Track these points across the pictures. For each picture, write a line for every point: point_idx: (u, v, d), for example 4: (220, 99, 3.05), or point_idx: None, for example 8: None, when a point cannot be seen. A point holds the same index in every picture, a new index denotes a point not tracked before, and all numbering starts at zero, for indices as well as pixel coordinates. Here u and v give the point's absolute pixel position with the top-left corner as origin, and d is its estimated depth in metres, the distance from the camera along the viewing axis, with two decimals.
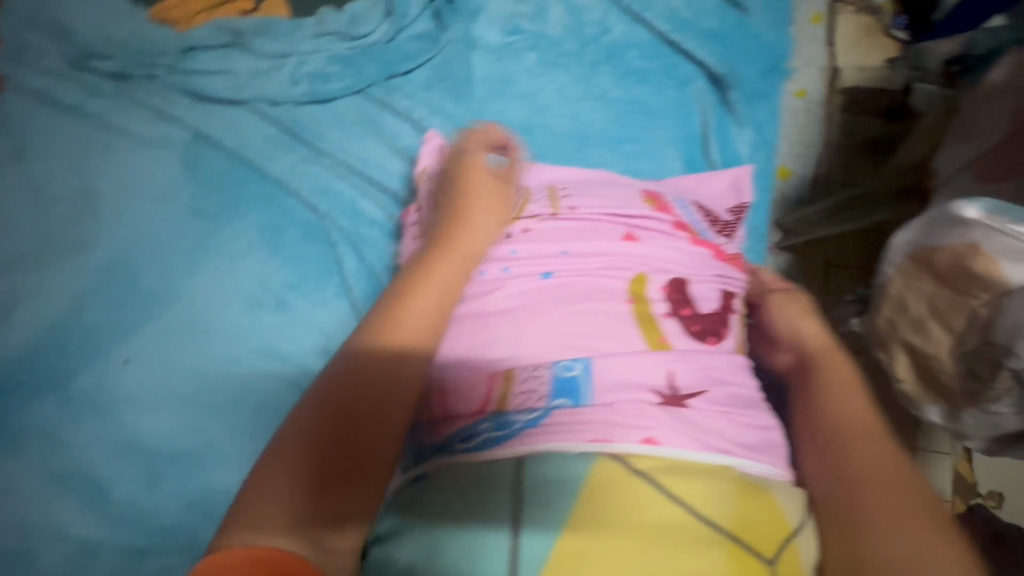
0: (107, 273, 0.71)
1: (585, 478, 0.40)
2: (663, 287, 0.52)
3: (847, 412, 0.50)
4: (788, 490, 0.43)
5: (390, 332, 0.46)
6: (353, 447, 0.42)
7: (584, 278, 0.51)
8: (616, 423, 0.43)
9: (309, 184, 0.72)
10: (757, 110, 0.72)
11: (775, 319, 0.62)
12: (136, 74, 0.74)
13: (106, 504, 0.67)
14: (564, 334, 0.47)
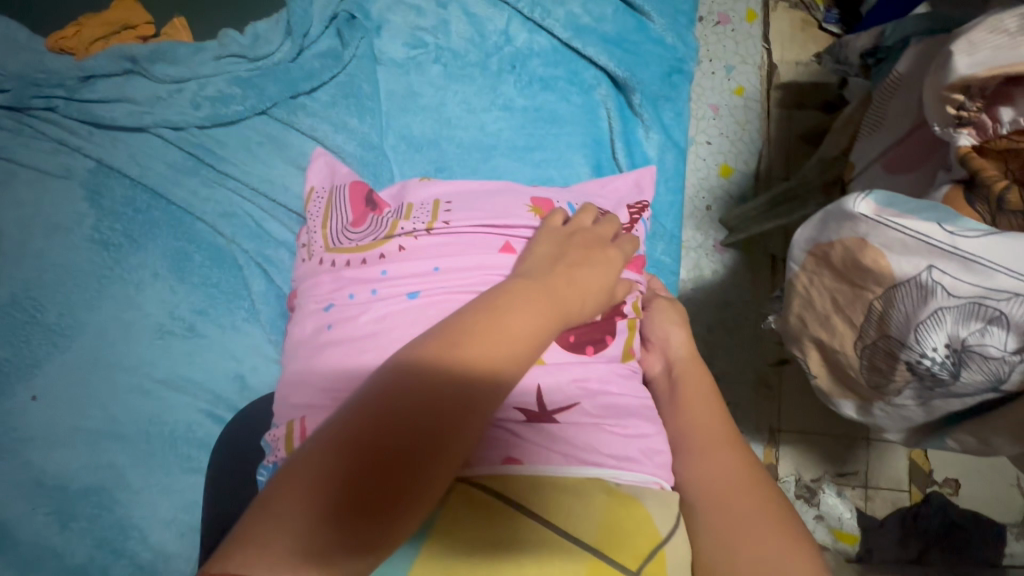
0: (7, 308, 0.69)
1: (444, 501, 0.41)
2: None
3: (703, 417, 0.54)
4: (658, 498, 0.45)
5: (475, 353, 0.42)
6: (405, 477, 0.37)
7: (456, 297, 0.52)
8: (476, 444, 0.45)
9: (215, 208, 0.71)
10: (662, 112, 0.72)
11: (651, 327, 0.62)
12: (32, 103, 0.72)
13: (12, 548, 0.65)
14: None
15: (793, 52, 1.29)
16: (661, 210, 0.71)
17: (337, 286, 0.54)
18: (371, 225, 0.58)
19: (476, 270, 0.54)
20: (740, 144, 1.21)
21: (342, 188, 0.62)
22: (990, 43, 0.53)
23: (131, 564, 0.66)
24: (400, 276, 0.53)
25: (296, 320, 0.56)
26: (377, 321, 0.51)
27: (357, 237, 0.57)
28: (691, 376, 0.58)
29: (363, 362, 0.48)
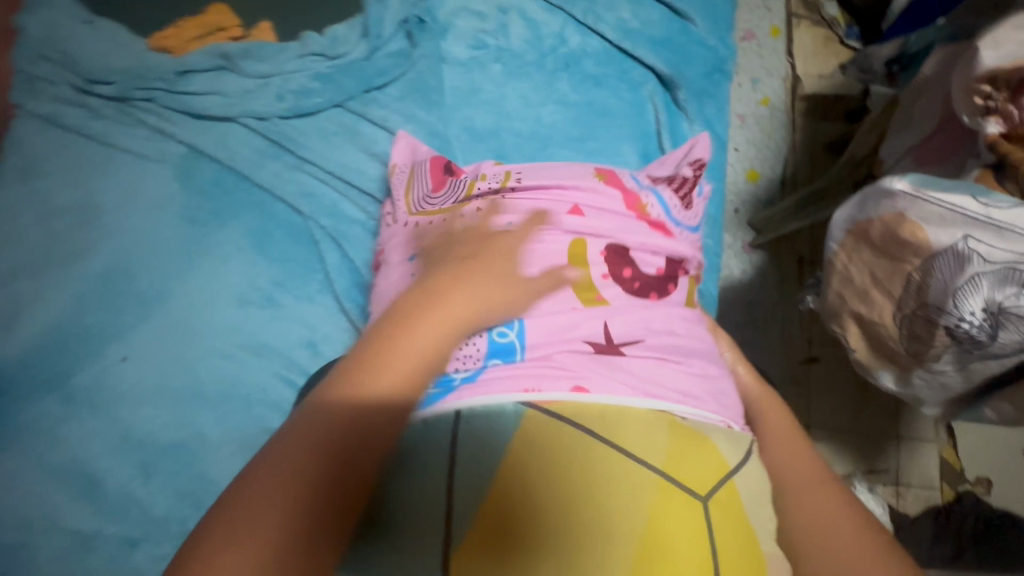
0: (103, 277, 0.76)
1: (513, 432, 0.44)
2: (603, 252, 0.57)
3: (787, 458, 0.54)
4: (723, 434, 0.49)
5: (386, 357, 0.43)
6: (351, 479, 0.40)
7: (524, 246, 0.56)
8: (547, 377, 0.48)
9: (295, 189, 0.78)
10: (705, 107, 0.78)
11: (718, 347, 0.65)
12: (134, 96, 0.80)
13: (102, 496, 0.71)
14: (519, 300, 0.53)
15: (817, 66, 1.35)
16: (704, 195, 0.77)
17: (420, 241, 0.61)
18: (450, 193, 0.64)
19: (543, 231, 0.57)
20: (766, 150, 1.27)
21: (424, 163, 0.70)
22: (1014, 40, 0.61)
23: None
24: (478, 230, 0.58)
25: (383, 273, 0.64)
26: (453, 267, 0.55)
27: (438, 202, 0.65)
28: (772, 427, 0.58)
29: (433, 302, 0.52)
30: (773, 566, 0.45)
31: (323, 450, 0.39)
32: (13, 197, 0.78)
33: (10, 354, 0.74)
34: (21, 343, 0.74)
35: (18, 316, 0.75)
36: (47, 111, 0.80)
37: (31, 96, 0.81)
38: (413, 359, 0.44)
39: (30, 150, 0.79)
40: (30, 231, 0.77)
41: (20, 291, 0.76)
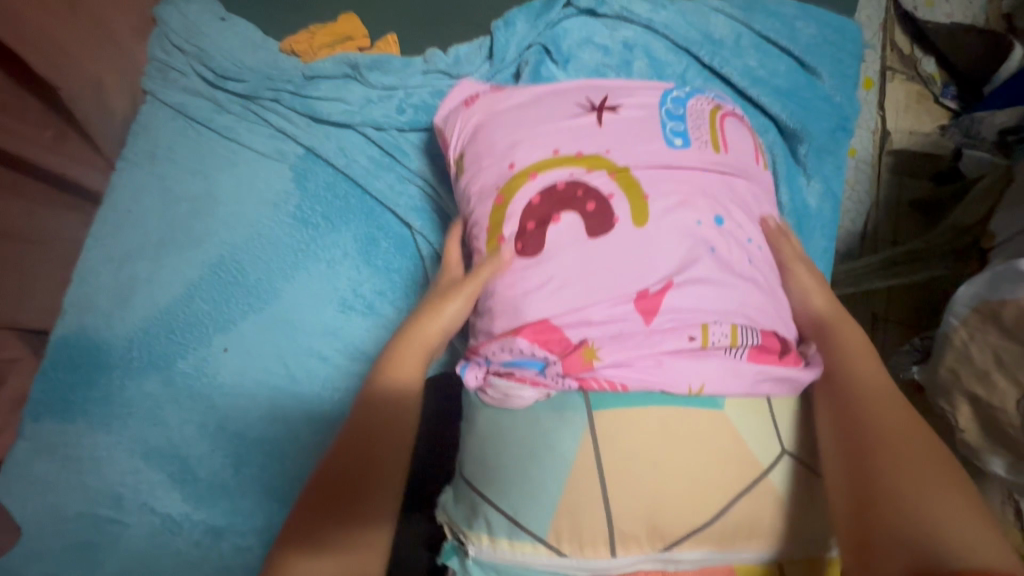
0: (214, 266, 0.79)
1: (575, 439, 0.48)
2: (518, 157, 0.61)
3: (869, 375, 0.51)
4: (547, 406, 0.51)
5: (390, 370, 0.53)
6: (359, 486, 0.47)
7: (581, 142, 0.61)
8: (572, 253, 0.55)
9: (406, 202, 0.79)
10: (824, 164, 0.77)
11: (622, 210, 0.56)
12: (262, 95, 0.82)
13: (192, 482, 0.73)
14: (666, 159, 0.60)
15: (907, 122, 1.31)
16: (816, 253, 0.76)
17: (484, 118, 0.68)
18: (469, 121, 0.69)
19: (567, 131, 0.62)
20: (848, 203, 1.24)
21: (457, 117, 0.71)
22: None
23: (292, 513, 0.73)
24: (508, 130, 0.64)
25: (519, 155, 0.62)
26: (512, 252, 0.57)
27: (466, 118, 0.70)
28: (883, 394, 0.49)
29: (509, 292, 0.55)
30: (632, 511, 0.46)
31: (341, 450, 0.48)
32: (137, 182, 0.82)
33: (120, 331, 0.77)
34: (131, 322, 0.77)
35: (130, 297, 0.78)
36: (177, 101, 0.84)
37: (162, 85, 0.85)
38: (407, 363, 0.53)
39: (158, 139, 0.83)
40: (152, 215, 0.81)
41: (135, 273, 0.79)
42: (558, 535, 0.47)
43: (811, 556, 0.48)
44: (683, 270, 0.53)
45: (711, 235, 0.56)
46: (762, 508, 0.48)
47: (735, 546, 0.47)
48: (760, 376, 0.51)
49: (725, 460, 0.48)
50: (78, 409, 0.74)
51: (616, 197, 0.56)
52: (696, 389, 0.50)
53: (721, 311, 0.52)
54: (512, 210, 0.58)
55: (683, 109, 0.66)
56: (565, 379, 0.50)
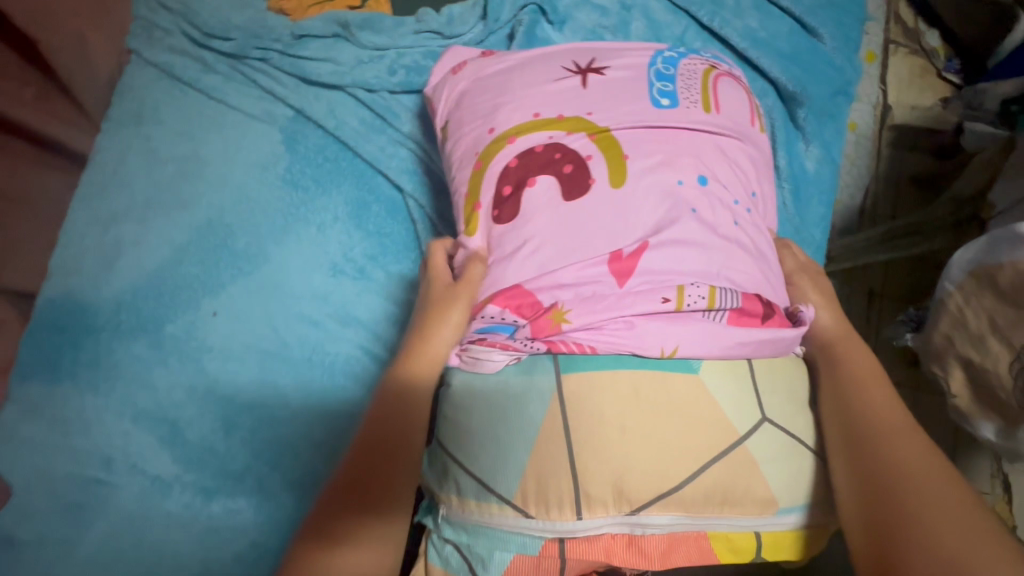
0: (202, 229, 0.77)
1: (540, 405, 0.46)
2: (499, 121, 0.58)
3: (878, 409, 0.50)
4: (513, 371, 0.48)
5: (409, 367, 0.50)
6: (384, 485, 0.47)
7: (564, 104, 0.58)
8: (550, 219, 0.52)
9: (397, 165, 0.77)
10: (824, 129, 0.76)
11: (601, 172, 0.53)
12: (250, 54, 0.81)
13: (182, 444, 0.73)
14: (650, 120, 0.57)
15: (909, 96, 1.29)
16: (813, 219, 0.75)
17: (471, 81, 0.64)
18: (457, 85, 0.65)
19: (552, 93, 0.59)
20: (847, 177, 1.22)
21: (444, 84, 0.67)
22: None
23: (283, 476, 0.72)
24: (491, 95, 0.61)
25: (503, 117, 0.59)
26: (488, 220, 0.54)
27: (452, 82, 0.66)
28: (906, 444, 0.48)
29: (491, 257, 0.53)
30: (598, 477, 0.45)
31: (365, 446, 0.48)
32: (122, 143, 0.80)
33: (107, 294, 0.76)
34: (119, 285, 0.76)
35: (116, 260, 0.77)
36: (161, 60, 0.82)
37: (146, 43, 0.82)
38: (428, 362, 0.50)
39: (142, 99, 0.81)
40: (138, 177, 0.79)
41: (121, 235, 0.77)
42: (524, 498, 0.46)
43: (774, 516, 0.48)
44: (659, 233, 0.51)
45: (693, 199, 0.53)
46: (745, 478, 0.47)
47: (702, 510, 0.46)
48: (737, 342, 0.50)
49: (699, 425, 0.47)
50: (67, 371, 0.74)
51: (594, 159, 0.54)
52: (667, 352, 0.48)
53: (697, 273, 0.50)
54: (490, 172, 0.55)
55: (674, 70, 0.62)
56: (534, 343, 0.49)
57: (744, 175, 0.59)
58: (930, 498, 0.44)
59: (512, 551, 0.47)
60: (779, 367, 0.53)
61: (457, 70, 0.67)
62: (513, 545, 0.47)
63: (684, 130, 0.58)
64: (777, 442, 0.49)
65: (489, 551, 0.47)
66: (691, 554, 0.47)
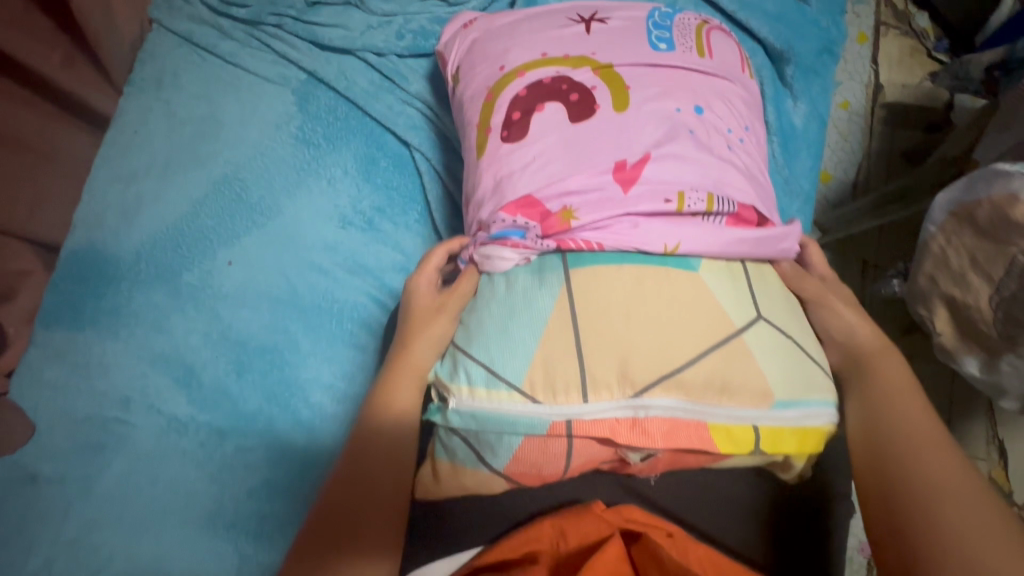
0: (219, 184, 0.81)
1: (552, 294, 0.52)
2: (512, 60, 0.63)
3: (909, 423, 0.50)
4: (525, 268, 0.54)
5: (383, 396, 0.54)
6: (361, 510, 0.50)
7: (571, 47, 0.63)
8: (558, 139, 0.57)
9: (404, 122, 0.81)
10: (811, 86, 0.80)
11: (606, 99, 0.58)
12: (267, 21, 0.86)
13: (196, 386, 0.76)
14: (648, 58, 0.62)
15: (901, 75, 1.33)
16: (802, 171, 0.78)
17: (480, 32, 0.70)
18: (468, 37, 0.71)
19: (559, 38, 0.64)
20: (840, 154, 1.26)
21: (457, 38, 0.72)
22: None
23: (293, 418, 0.75)
24: (500, 39, 0.66)
25: (511, 57, 0.63)
26: (504, 144, 0.58)
27: (462, 36, 0.71)
28: (951, 465, 0.47)
29: (504, 175, 0.57)
30: (599, 362, 0.49)
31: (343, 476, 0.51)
32: (144, 105, 0.84)
33: (128, 245, 0.79)
34: (140, 236, 0.80)
35: (137, 213, 0.80)
36: (182, 28, 0.87)
37: (168, 13, 0.87)
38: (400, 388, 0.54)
39: (163, 63, 0.86)
40: (158, 135, 0.83)
41: (142, 189, 0.81)
42: (533, 383, 0.49)
43: (772, 411, 0.50)
44: (660, 147, 0.56)
45: (688, 123, 0.58)
46: (739, 366, 0.51)
47: (702, 396, 0.50)
48: (734, 238, 0.55)
49: (697, 318, 0.51)
50: (88, 317, 0.77)
51: (598, 89, 0.59)
52: (669, 247, 0.53)
53: (697, 182, 0.55)
54: (499, 102, 0.61)
55: (670, 22, 0.67)
56: (544, 240, 0.54)
57: (737, 109, 0.63)
58: (953, 514, 0.44)
59: (521, 434, 0.49)
60: (767, 271, 0.58)
61: (467, 26, 0.73)
62: (521, 429, 0.49)
63: (679, 71, 0.62)
64: (770, 334, 0.53)
65: (500, 435, 0.50)
66: (694, 440, 0.50)
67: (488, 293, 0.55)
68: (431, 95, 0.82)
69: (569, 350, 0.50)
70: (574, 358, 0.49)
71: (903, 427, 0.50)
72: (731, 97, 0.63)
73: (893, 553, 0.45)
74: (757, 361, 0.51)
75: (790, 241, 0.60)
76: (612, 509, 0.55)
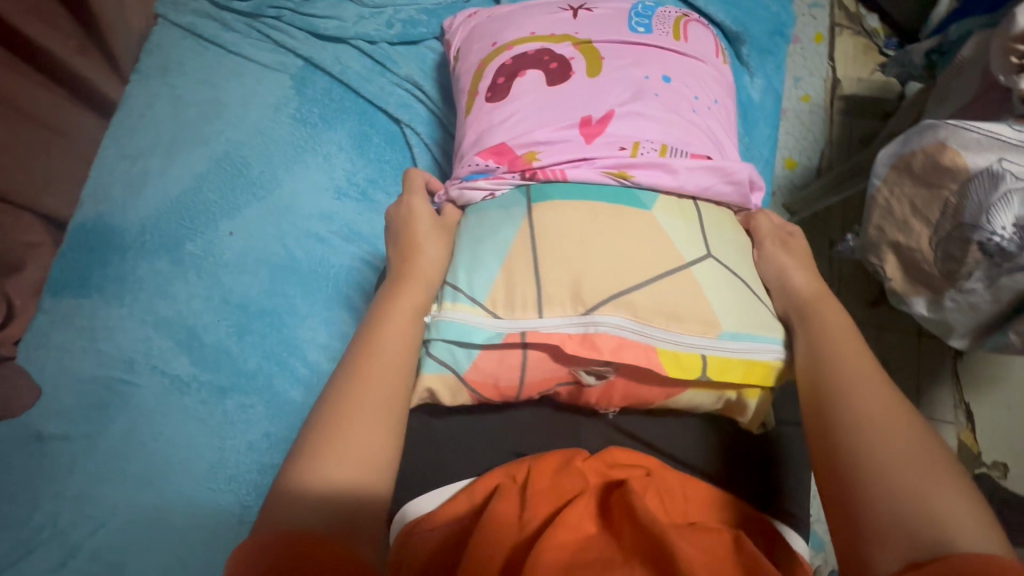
0: (220, 160, 0.87)
1: (517, 225, 0.58)
2: (505, 38, 0.71)
3: (845, 358, 0.52)
4: (493, 206, 0.61)
5: (373, 339, 0.52)
6: (354, 461, 0.45)
7: (559, 27, 0.70)
8: (536, 100, 0.64)
9: (395, 101, 0.88)
10: (765, 63, 0.88)
11: (584, 69, 0.66)
12: (266, 14, 0.93)
13: (198, 347, 0.79)
14: (624, 37, 0.69)
15: (857, 70, 1.43)
16: (761, 140, 0.85)
17: (478, 19, 0.77)
18: (468, 23, 0.78)
19: (544, 20, 0.71)
20: (804, 142, 1.35)
21: (462, 24, 0.80)
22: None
23: (291, 377, 0.79)
24: (495, 22, 0.74)
25: (501, 36, 0.71)
26: (492, 104, 0.66)
27: (467, 22, 0.79)
28: (878, 394, 0.49)
29: (490, 131, 0.64)
30: (555, 281, 0.55)
31: (331, 422, 0.46)
32: (150, 90, 0.90)
33: (134, 217, 0.84)
34: (146, 209, 0.84)
35: (144, 188, 0.85)
36: (185, 21, 0.93)
37: (173, 8, 0.94)
38: (394, 330, 0.52)
39: (168, 53, 0.92)
40: (163, 117, 0.89)
41: (148, 166, 0.86)
42: (495, 300, 0.56)
43: (719, 340, 0.56)
44: (625, 106, 0.64)
45: (653, 87, 0.66)
46: (689, 296, 0.56)
47: (650, 318, 0.55)
48: (686, 182, 0.62)
49: (648, 252, 0.57)
50: (94, 285, 0.81)
51: (576, 59, 0.67)
52: (622, 175, 0.60)
53: (655, 134, 0.63)
54: (488, 71, 0.69)
55: (652, 12, 0.74)
56: (512, 174, 0.61)
57: (706, 83, 0.70)
58: (877, 437, 0.45)
59: (480, 346, 0.55)
60: (717, 215, 0.64)
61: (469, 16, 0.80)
62: (480, 340, 0.55)
63: (655, 50, 0.69)
64: (719, 271, 0.58)
65: (459, 343, 0.55)
66: (641, 359, 0.55)
67: (462, 226, 0.62)
68: (417, 78, 0.88)
69: (530, 270, 0.56)
70: (533, 278, 0.55)
71: (837, 371, 0.51)
72: (691, 65, 0.70)
73: (828, 487, 0.46)
74: (707, 294, 0.57)
75: (746, 190, 0.66)
76: (594, 457, 0.56)
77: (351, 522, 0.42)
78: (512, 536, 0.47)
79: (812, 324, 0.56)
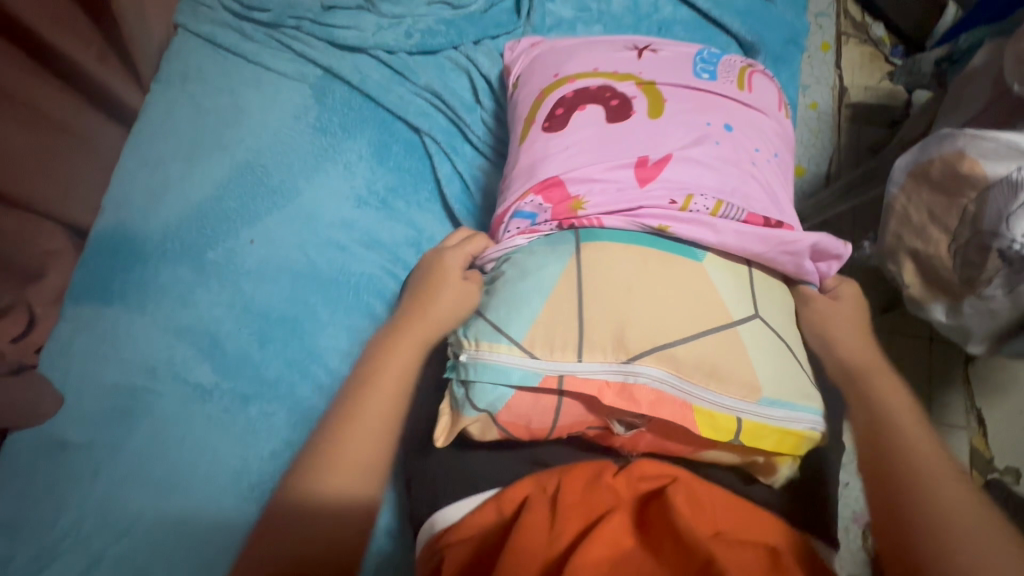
0: (241, 168, 0.87)
1: (559, 266, 0.57)
2: (565, 69, 0.73)
3: (916, 447, 0.52)
4: (536, 247, 0.60)
5: (397, 336, 0.59)
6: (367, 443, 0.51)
7: (623, 66, 0.72)
8: (594, 138, 0.65)
9: (415, 109, 0.88)
10: (779, 72, 0.89)
11: (643, 109, 0.66)
12: (286, 23, 0.94)
13: (220, 354, 0.80)
14: (687, 82, 0.70)
15: (863, 78, 1.45)
16: None
17: (540, 50, 0.80)
18: (528, 54, 0.81)
19: (605, 57, 0.73)
20: (813, 149, 1.35)
21: (523, 50, 0.82)
22: None
23: (314, 385, 0.79)
24: (556, 54, 0.77)
25: (560, 69, 0.73)
26: (548, 133, 0.67)
27: (525, 51, 0.82)
28: (954, 488, 0.48)
29: (538, 156, 0.66)
30: (597, 329, 0.54)
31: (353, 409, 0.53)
32: (170, 99, 0.91)
33: (155, 224, 0.84)
34: (167, 216, 0.85)
35: (165, 195, 0.86)
36: (205, 30, 0.94)
37: (193, 18, 0.95)
38: (417, 329, 0.59)
39: (188, 62, 0.93)
40: (183, 124, 0.89)
41: (169, 174, 0.87)
42: (533, 340, 0.54)
43: (757, 405, 0.54)
44: (685, 151, 0.63)
45: (715, 134, 0.66)
46: (730, 353, 0.55)
47: (690, 373, 0.54)
48: (735, 239, 0.60)
49: (695, 304, 0.56)
50: (116, 292, 0.81)
51: (637, 98, 0.67)
52: (665, 226, 0.59)
53: (711, 186, 0.62)
54: (548, 101, 0.70)
55: (717, 59, 0.75)
56: (556, 219, 0.61)
57: (768, 137, 0.70)
58: (953, 531, 0.45)
59: (514, 387, 0.54)
60: (762, 277, 0.62)
61: (530, 45, 0.82)
62: (515, 381, 0.54)
63: (715, 95, 0.70)
64: (763, 333, 0.57)
65: (494, 386, 0.54)
66: (676, 416, 0.54)
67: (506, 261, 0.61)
68: (435, 89, 0.89)
69: (567, 314, 0.55)
70: (574, 323, 0.54)
71: (907, 458, 0.51)
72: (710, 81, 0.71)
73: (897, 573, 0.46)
74: (749, 353, 0.55)
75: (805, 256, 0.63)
76: (624, 472, 0.55)
77: (351, 502, 0.48)
78: (544, 551, 0.46)
79: (873, 401, 0.56)
